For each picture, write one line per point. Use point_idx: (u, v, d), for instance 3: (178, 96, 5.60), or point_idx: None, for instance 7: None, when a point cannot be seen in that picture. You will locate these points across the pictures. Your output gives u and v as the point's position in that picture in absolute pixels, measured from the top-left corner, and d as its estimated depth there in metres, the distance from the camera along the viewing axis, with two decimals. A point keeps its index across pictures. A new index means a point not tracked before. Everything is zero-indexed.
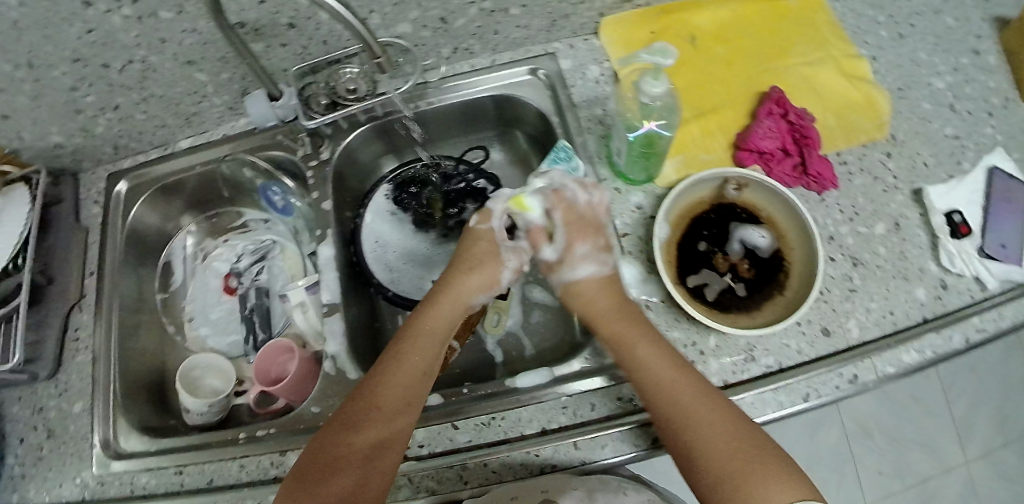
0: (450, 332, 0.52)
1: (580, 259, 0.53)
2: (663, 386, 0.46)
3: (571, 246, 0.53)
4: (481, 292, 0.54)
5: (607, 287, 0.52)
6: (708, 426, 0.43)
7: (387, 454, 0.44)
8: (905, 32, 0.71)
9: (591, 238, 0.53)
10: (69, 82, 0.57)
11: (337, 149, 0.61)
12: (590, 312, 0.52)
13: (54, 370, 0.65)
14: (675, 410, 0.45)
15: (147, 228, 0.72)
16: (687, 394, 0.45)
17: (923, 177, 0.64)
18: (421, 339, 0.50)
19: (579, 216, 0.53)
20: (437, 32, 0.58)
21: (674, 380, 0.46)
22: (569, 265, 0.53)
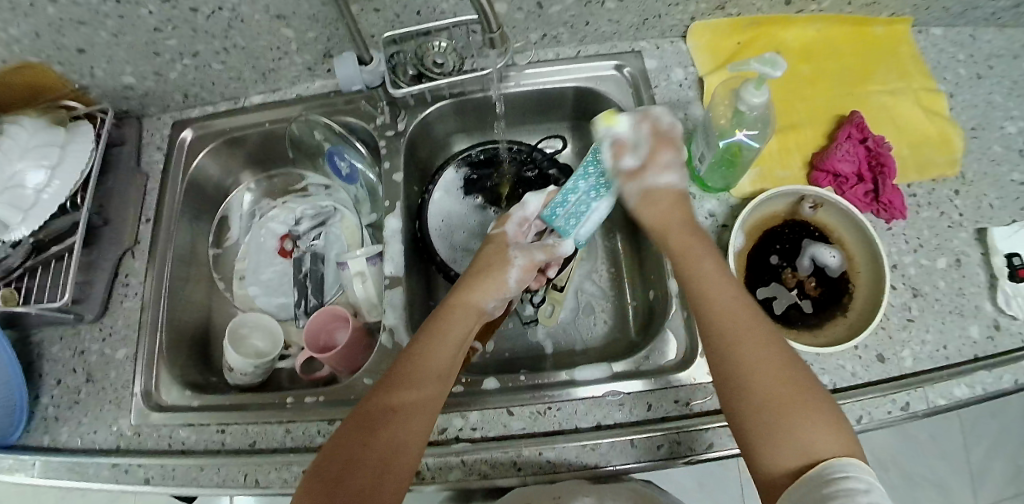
0: (468, 333, 0.49)
1: (664, 167, 0.53)
2: (721, 310, 0.44)
3: (654, 154, 0.53)
4: (492, 297, 0.52)
5: (679, 202, 0.53)
6: (760, 351, 0.41)
7: (417, 421, 0.42)
8: (983, 73, 0.72)
9: (674, 150, 0.54)
10: (154, 23, 0.57)
11: (414, 122, 0.62)
12: (663, 221, 0.52)
13: (100, 313, 0.64)
14: (721, 336, 0.43)
15: (207, 180, 0.72)
16: (743, 322, 0.43)
17: (988, 217, 0.64)
18: (448, 327, 0.48)
19: (665, 130, 0.54)
20: (530, 16, 0.58)
21: (733, 308, 0.44)
22: (654, 170, 0.53)
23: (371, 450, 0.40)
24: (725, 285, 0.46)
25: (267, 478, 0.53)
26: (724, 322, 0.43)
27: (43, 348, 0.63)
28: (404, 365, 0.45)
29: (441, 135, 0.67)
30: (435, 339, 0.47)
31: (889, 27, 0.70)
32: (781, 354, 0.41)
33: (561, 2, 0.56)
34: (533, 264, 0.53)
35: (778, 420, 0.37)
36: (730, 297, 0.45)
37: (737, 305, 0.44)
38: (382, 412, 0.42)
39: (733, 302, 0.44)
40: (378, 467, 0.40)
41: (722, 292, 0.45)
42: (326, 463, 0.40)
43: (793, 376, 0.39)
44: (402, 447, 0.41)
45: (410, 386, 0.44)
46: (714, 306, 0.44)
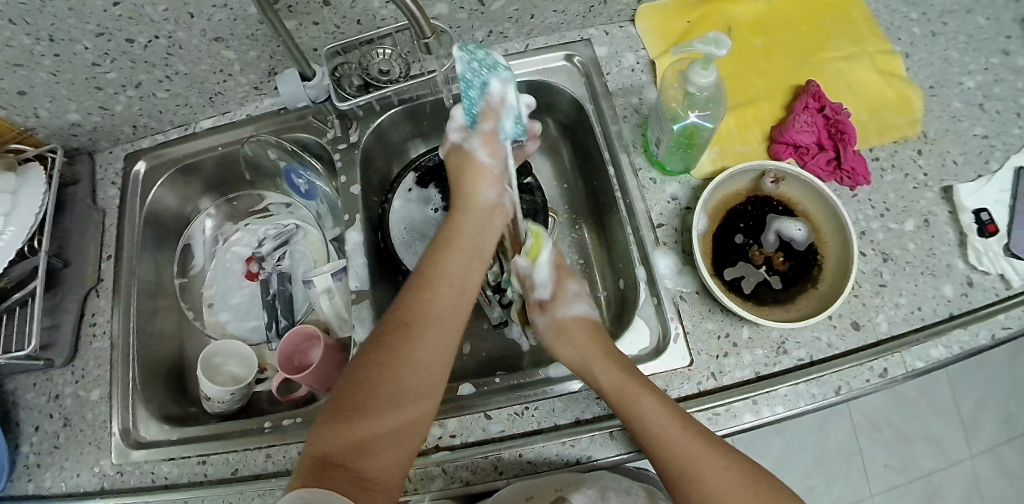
0: (478, 234, 0.53)
1: (573, 297, 0.56)
2: (668, 443, 0.43)
3: (561, 286, 0.57)
4: (490, 187, 0.55)
5: (586, 326, 0.54)
6: (724, 481, 0.42)
7: (412, 395, 0.43)
8: (937, 30, 0.72)
9: (575, 281, 0.58)
10: (92, 57, 0.56)
11: (367, 132, 0.60)
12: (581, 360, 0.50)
13: (71, 356, 0.63)
14: (683, 482, 0.43)
15: (167, 210, 0.71)
16: (703, 460, 0.42)
17: (953, 175, 0.64)
18: (458, 240, 0.52)
19: (562, 263, 0.58)
20: (473, 15, 0.57)
21: (689, 446, 0.43)
22: (563, 304, 0.56)
23: (386, 391, 0.42)
24: (671, 421, 0.44)
25: None
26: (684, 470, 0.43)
27: (17, 396, 0.62)
28: (387, 344, 0.44)
29: (397, 143, 0.66)
30: (448, 256, 0.51)
31: None
32: (731, 459, 0.43)
33: None
34: (493, 135, 0.54)
35: None
36: (670, 426, 0.44)
37: (680, 432, 0.43)
38: (397, 345, 0.44)
39: (673, 431, 0.43)
40: (396, 409, 0.42)
41: (663, 425, 0.44)
42: (343, 397, 0.42)
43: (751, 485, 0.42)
44: (398, 413, 0.42)
45: (423, 318, 0.46)
46: (669, 448, 0.43)
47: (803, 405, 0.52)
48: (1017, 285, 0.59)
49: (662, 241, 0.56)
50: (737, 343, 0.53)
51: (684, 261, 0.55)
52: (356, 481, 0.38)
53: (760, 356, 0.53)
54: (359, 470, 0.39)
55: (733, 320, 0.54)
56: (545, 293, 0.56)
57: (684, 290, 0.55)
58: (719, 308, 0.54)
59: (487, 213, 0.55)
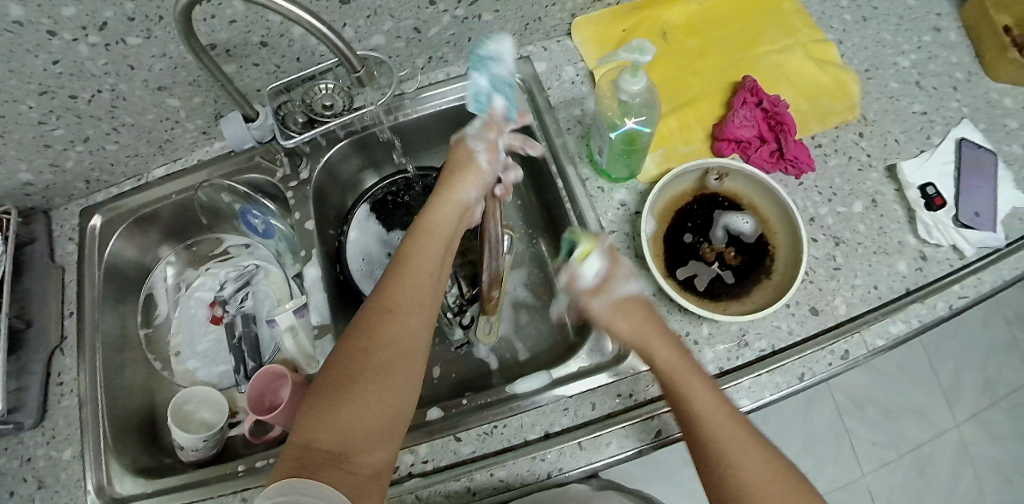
0: (450, 228, 0.49)
1: (625, 274, 0.45)
2: (702, 412, 0.38)
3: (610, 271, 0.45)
4: (473, 185, 0.50)
5: (637, 304, 0.44)
6: (747, 454, 0.36)
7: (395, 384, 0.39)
8: (868, 15, 0.74)
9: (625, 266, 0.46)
10: (37, 116, 0.56)
11: (317, 168, 0.61)
12: (639, 336, 0.42)
13: (40, 416, 0.62)
14: (709, 440, 0.37)
15: (126, 262, 0.70)
16: (725, 421, 0.38)
17: (895, 153, 0.66)
18: (434, 229, 0.48)
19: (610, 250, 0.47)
20: (411, 42, 0.59)
21: (724, 421, 0.38)
22: (615, 281, 0.45)
23: (375, 383, 0.38)
24: (701, 380, 0.40)
25: None
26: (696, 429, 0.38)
27: None
28: (370, 328, 0.41)
29: (348, 176, 0.66)
30: (421, 240, 0.47)
31: None
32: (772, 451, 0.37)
33: (436, 24, 0.57)
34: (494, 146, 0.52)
35: None
36: (706, 392, 0.39)
37: (719, 408, 0.38)
38: (378, 328, 0.41)
39: (710, 402, 0.39)
40: (382, 396, 0.38)
41: (700, 393, 0.39)
42: (324, 387, 0.38)
43: (774, 478, 0.36)
44: (378, 401, 0.38)
45: (404, 303, 0.43)
46: (700, 423, 0.38)
47: (769, 395, 0.53)
48: (970, 254, 0.61)
49: (614, 247, 0.57)
50: (697, 341, 0.54)
51: (637, 265, 0.56)
52: (344, 470, 0.35)
53: (721, 351, 0.53)
54: (341, 454, 0.35)
55: (692, 318, 0.55)
56: (592, 276, 0.44)
57: (641, 294, 0.56)
58: (677, 308, 0.55)
59: (462, 211, 0.50)
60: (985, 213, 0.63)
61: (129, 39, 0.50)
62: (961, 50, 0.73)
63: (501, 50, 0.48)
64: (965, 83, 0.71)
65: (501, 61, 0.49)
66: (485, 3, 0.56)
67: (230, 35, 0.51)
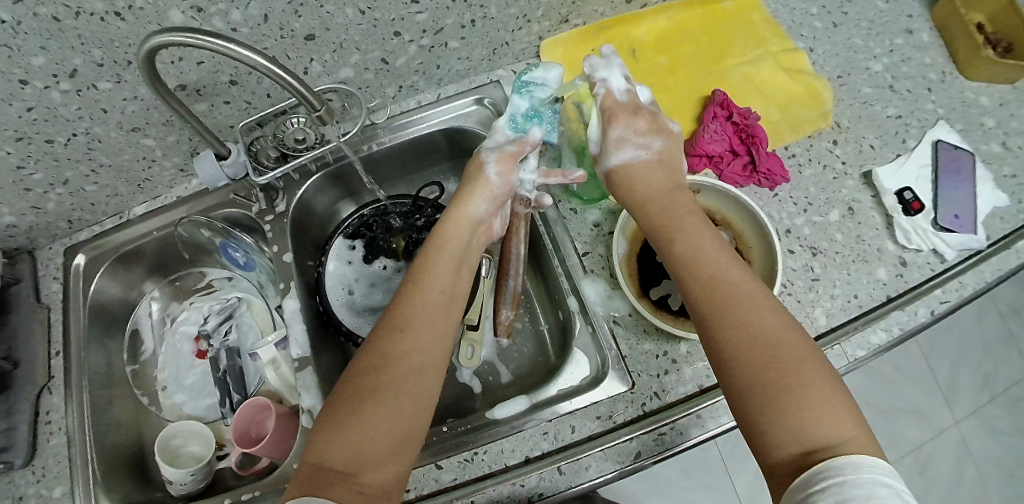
0: (465, 244, 0.50)
1: (617, 143, 0.51)
2: (712, 280, 0.40)
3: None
4: (481, 200, 0.52)
5: (649, 167, 0.51)
6: (765, 330, 0.36)
7: (404, 399, 0.39)
8: (839, 21, 0.74)
9: (629, 121, 0.52)
10: (15, 161, 0.57)
11: (293, 202, 0.61)
12: (637, 196, 0.50)
13: (30, 455, 0.63)
14: (710, 301, 0.39)
15: (112, 300, 0.70)
16: (751, 301, 0.38)
17: (871, 159, 0.66)
18: (446, 245, 0.49)
19: (617, 103, 0.52)
20: (380, 73, 0.59)
21: (736, 292, 0.39)
22: (608, 152, 0.52)
23: (386, 397, 0.38)
24: (725, 258, 0.42)
25: None
26: (718, 299, 0.39)
27: None
28: (383, 344, 0.41)
29: (325, 208, 0.66)
30: (433, 262, 0.47)
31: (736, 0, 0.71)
32: (785, 329, 0.36)
33: (403, 54, 0.58)
34: (512, 156, 0.53)
35: (775, 393, 0.33)
36: (721, 265, 0.41)
37: (736, 279, 0.40)
38: (390, 350, 0.41)
39: (731, 276, 0.40)
40: (394, 411, 0.38)
41: (719, 267, 0.41)
42: (336, 406, 0.39)
43: (797, 355, 0.35)
44: (395, 417, 0.38)
45: (417, 320, 0.43)
46: (711, 289, 0.40)
47: None
48: (951, 258, 0.61)
49: (588, 268, 0.57)
50: (676, 360, 0.54)
51: (613, 285, 0.56)
52: (355, 491, 0.34)
53: (701, 369, 0.53)
54: (353, 470, 0.35)
55: (669, 338, 0.55)
56: (596, 147, 0.53)
57: (617, 314, 0.56)
58: (654, 328, 0.55)
59: (472, 228, 0.51)
60: (965, 215, 0.63)
61: (101, 84, 0.51)
62: (934, 51, 0.73)
63: (545, 79, 0.57)
64: (939, 84, 0.71)
65: (544, 88, 0.57)
66: (450, 31, 0.57)
67: (198, 76, 0.52)
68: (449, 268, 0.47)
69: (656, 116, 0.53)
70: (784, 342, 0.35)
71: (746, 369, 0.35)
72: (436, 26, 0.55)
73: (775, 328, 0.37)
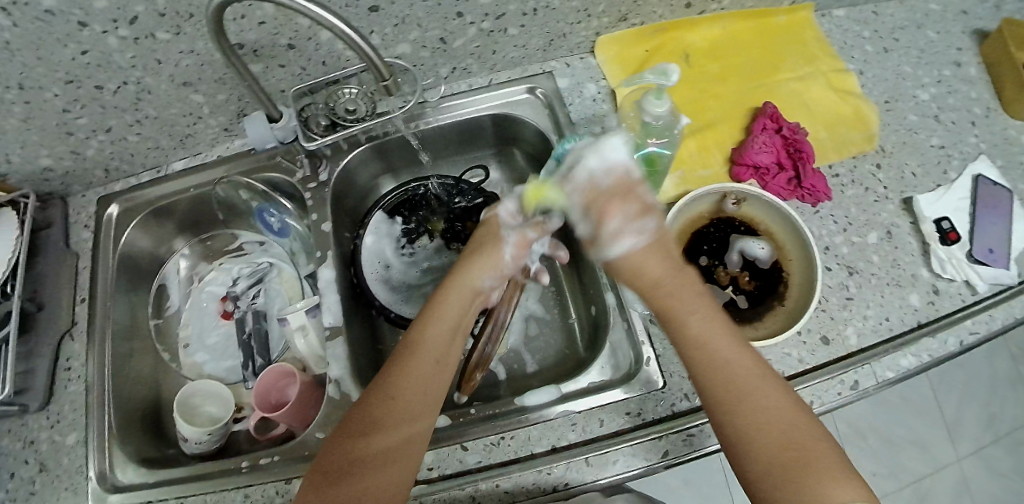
0: (461, 316, 0.48)
1: (618, 233, 0.44)
2: (723, 351, 0.43)
3: (604, 220, 0.44)
4: (487, 274, 0.51)
5: (654, 251, 0.45)
6: (777, 414, 0.40)
7: (400, 454, 0.41)
8: (889, 47, 0.73)
9: (626, 205, 0.44)
10: (62, 104, 0.56)
11: (336, 172, 0.61)
12: (644, 280, 0.45)
13: (45, 401, 0.63)
14: (721, 372, 0.42)
15: (140, 253, 0.70)
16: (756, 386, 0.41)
17: (914, 186, 0.66)
18: (444, 315, 0.48)
19: (606, 189, 0.45)
20: (436, 52, 0.59)
21: (748, 367, 0.42)
22: (607, 239, 0.44)
23: (379, 454, 0.40)
24: (732, 330, 0.45)
25: None
26: (733, 387, 0.41)
27: None
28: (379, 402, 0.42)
29: (365, 181, 0.66)
30: (429, 332, 0.46)
31: (790, 15, 0.71)
32: (791, 405, 0.41)
33: (462, 35, 0.58)
34: (526, 240, 0.53)
35: (788, 469, 0.37)
36: (731, 336, 0.44)
37: (745, 354, 0.43)
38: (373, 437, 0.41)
39: (741, 350, 0.43)
40: (387, 467, 0.40)
41: (730, 339, 0.44)
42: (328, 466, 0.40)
43: (803, 434, 0.39)
44: (391, 470, 0.40)
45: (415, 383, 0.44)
46: (722, 360, 0.42)
47: None
48: (982, 290, 0.61)
49: None
50: None
51: None
52: None
53: None
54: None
55: None
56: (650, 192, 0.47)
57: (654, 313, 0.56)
58: None
59: (473, 298, 0.50)
60: (998, 251, 0.63)
61: (160, 34, 0.50)
62: (981, 85, 0.73)
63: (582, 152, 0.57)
64: (984, 119, 0.70)
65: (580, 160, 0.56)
66: (511, 17, 0.57)
67: (258, 36, 0.51)
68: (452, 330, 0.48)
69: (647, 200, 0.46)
70: (791, 417, 0.40)
71: (763, 453, 0.38)
72: (498, 10, 0.55)
73: (780, 405, 0.41)
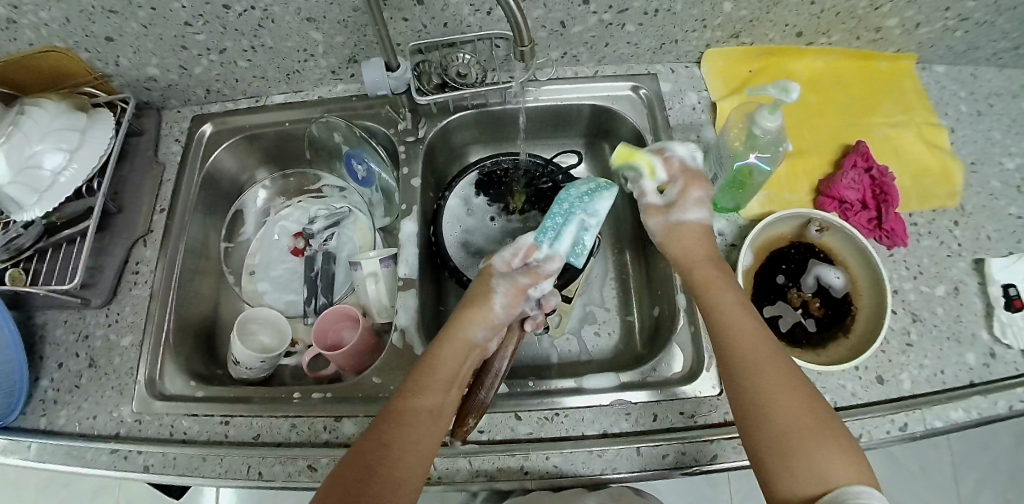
0: (457, 364, 0.51)
1: (693, 203, 0.56)
2: (743, 341, 0.46)
3: (685, 191, 0.56)
4: (479, 325, 0.53)
5: (705, 237, 0.55)
6: (783, 396, 0.42)
7: (408, 443, 0.43)
8: (984, 111, 0.73)
9: (704, 187, 0.56)
10: (186, 17, 0.58)
11: (434, 130, 0.65)
12: (684, 262, 0.54)
13: (108, 299, 0.63)
14: (740, 356, 0.45)
15: (224, 175, 0.74)
16: (770, 368, 0.43)
17: (985, 249, 0.64)
18: (440, 361, 0.50)
19: (688, 167, 0.56)
20: (553, 34, 0.61)
21: (764, 354, 0.45)
22: (680, 208, 0.56)
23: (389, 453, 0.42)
24: (749, 321, 0.48)
25: (270, 472, 0.51)
26: (748, 365, 0.44)
27: (45, 330, 0.62)
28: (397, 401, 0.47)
29: (458, 144, 0.71)
30: (427, 373, 0.49)
31: (893, 63, 0.72)
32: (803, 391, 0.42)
33: (582, 23, 0.60)
34: (517, 290, 0.55)
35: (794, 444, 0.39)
36: (749, 328, 0.47)
37: (760, 341, 0.46)
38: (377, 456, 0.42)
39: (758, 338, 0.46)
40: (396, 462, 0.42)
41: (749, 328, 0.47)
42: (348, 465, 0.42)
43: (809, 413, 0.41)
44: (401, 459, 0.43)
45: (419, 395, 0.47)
46: (742, 346, 0.46)
47: None
48: None
49: None
50: None
51: None
52: None
53: None
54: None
55: None
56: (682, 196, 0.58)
57: None
58: None
59: (468, 349, 0.52)
60: None
61: None
62: None
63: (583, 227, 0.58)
64: None
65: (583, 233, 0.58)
66: (633, 14, 0.59)
67: None
68: (451, 361, 0.50)
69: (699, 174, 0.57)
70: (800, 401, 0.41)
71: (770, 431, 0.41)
72: (624, 5, 0.57)
73: (792, 388, 0.42)
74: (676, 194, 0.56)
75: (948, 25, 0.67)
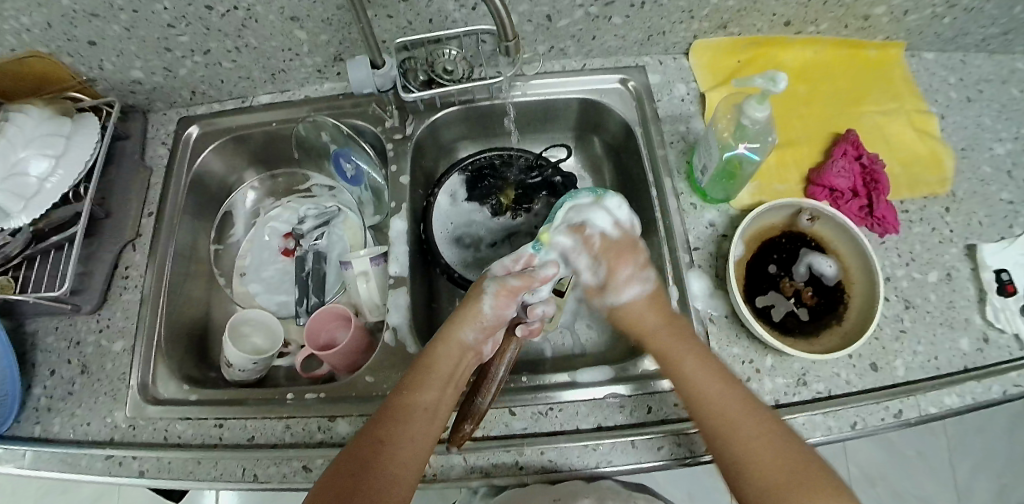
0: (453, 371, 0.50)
1: (625, 283, 0.56)
2: (711, 402, 0.46)
3: (613, 271, 0.57)
4: (469, 327, 0.52)
5: (654, 306, 0.55)
6: (761, 445, 0.44)
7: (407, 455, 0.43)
8: (973, 96, 0.73)
9: (631, 259, 0.57)
10: (168, 18, 0.57)
11: (422, 127, 0.65)
12: (639, 331, 0.54)
13: (99, 304, 0.63)
14: (716, 418, 0.46)
15: (212, 176, 0.73)
16: (743, 422, 0.45)
17: (978, 235, 0.64)
18: (435, 368, 0.49)
19: (612, 242, 0.56)
20: (540, 28, 0.61)
21: (734, 413, 0.45)
22: (614, 290, 0.57)
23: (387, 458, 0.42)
24: (713, 374, 0.48)
25: (266, 473, 0.51)
26: (726, 421, 0.45)
27: (36, 338, 0.61)
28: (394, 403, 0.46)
29: (447, 141, 0.70)
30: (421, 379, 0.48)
31: (882, 51, 0.72)
32: (772, 433, 0.44)
33: (568, 16, 0.59)
34: (505, 289, 0.52)
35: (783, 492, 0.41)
36: (713, 383, 0.47)
37: (724, 395, 0.46)
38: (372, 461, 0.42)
39: (723, 396, 0.46)
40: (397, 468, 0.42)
41: (710, 385, 0.47)
42: (342, 467, 0.42)
43: (787, 454, 0.43)
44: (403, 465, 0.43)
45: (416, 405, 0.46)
46: (710, 405, 0.46)
47: (819, 436, 0.52)
48: None
49: (697, 264, 0.58)
50: (759, 370, 0.54)
51: (715, 285, 0.58)
52: None
53: (781, 385, 0.53)
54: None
55: (758, 347, 0.55)
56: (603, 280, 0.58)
57: (713, 313, 0.57)
58: (746, 334, 0.56)
59: (460, 354, 0.51)
60: None
61: None
62: None
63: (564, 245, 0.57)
64: None
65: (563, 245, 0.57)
66: (619, 6, 0.58)
67: None
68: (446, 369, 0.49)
69: (625, 250, 0.57)
70: (776, 447, 0.43)
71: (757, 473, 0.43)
72: None
73: (765, 435, 0.44)
74: (604, 275, 0.57)
75: (935, 11, 0.66)
